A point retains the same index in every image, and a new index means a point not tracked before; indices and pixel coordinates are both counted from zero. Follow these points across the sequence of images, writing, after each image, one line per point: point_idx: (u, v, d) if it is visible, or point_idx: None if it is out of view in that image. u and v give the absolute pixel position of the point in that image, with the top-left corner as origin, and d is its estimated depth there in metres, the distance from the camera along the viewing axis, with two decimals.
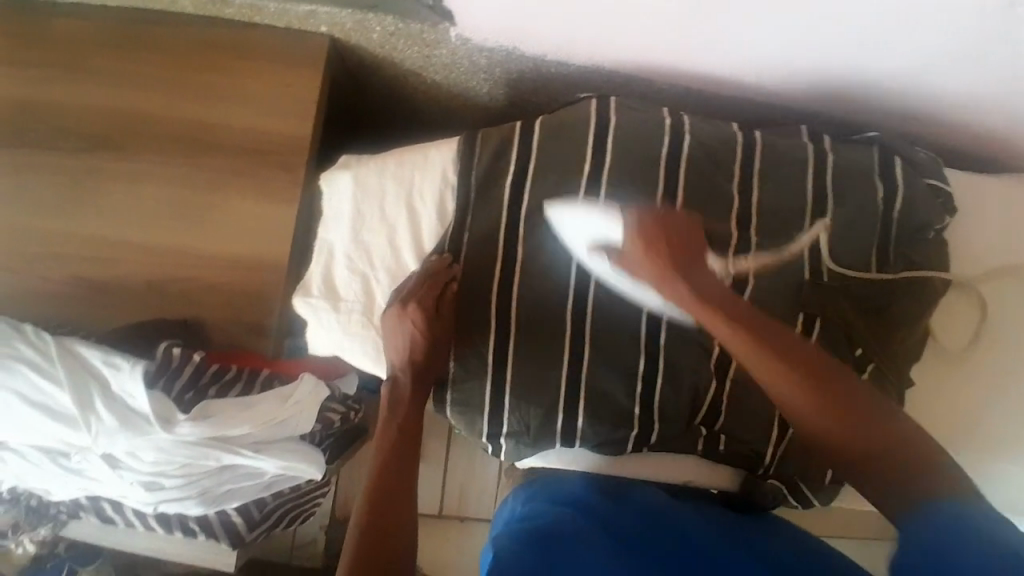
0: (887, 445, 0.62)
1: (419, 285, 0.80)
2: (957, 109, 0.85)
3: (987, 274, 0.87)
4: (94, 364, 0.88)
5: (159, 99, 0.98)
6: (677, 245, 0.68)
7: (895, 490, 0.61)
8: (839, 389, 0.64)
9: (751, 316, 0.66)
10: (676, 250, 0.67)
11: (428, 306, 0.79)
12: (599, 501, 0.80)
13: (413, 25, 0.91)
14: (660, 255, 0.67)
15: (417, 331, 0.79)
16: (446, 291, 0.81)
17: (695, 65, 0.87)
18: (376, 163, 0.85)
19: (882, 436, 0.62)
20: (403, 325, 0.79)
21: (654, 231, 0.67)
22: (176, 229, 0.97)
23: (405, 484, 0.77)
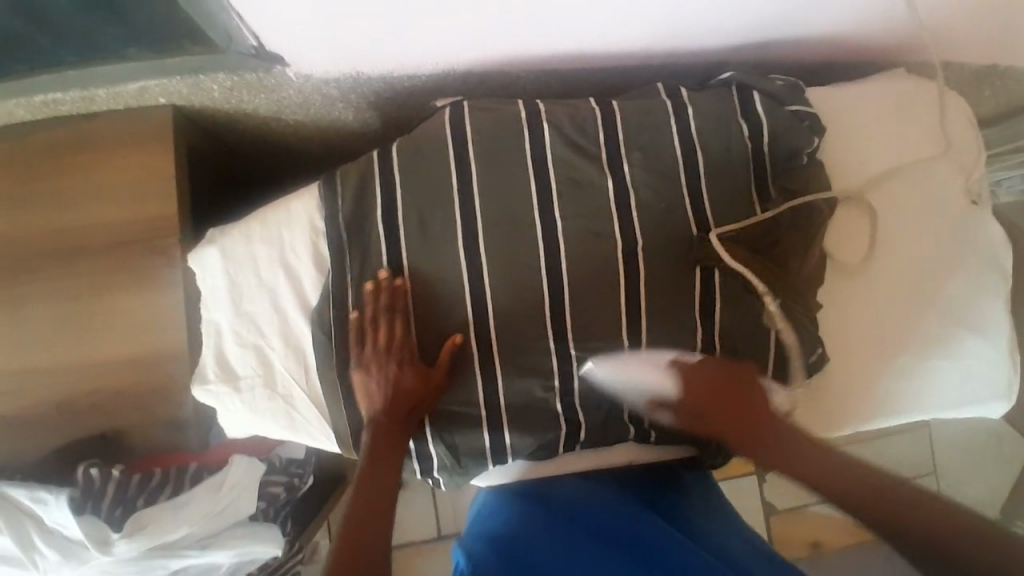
0: (893, 506, 0.65)
1: (379, 323, 0.79)
2: (803, 25, 0.84)
3: (871, 181, 0.88)
4: (22, 503, 0.85)
5: (13, 217, 0.94)
6: (731, 391, 0.77)
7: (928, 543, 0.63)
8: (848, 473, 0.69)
9: (784, 435, 0.75)
10: (730, 385, 0.77)
11: (385, 349, 0.79)
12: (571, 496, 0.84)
13: (248, 76, 0.86)
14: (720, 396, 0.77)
15: (380, 375, 0.79)
16: (406, 336, 0.81)
17: (538, 46, 0.84)
18: (241, 231, 0.83)
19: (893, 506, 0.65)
20: (373, 380, 0.79)
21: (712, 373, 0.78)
22: (67, 344, 0.92)
23: (390, 492, 0.79)
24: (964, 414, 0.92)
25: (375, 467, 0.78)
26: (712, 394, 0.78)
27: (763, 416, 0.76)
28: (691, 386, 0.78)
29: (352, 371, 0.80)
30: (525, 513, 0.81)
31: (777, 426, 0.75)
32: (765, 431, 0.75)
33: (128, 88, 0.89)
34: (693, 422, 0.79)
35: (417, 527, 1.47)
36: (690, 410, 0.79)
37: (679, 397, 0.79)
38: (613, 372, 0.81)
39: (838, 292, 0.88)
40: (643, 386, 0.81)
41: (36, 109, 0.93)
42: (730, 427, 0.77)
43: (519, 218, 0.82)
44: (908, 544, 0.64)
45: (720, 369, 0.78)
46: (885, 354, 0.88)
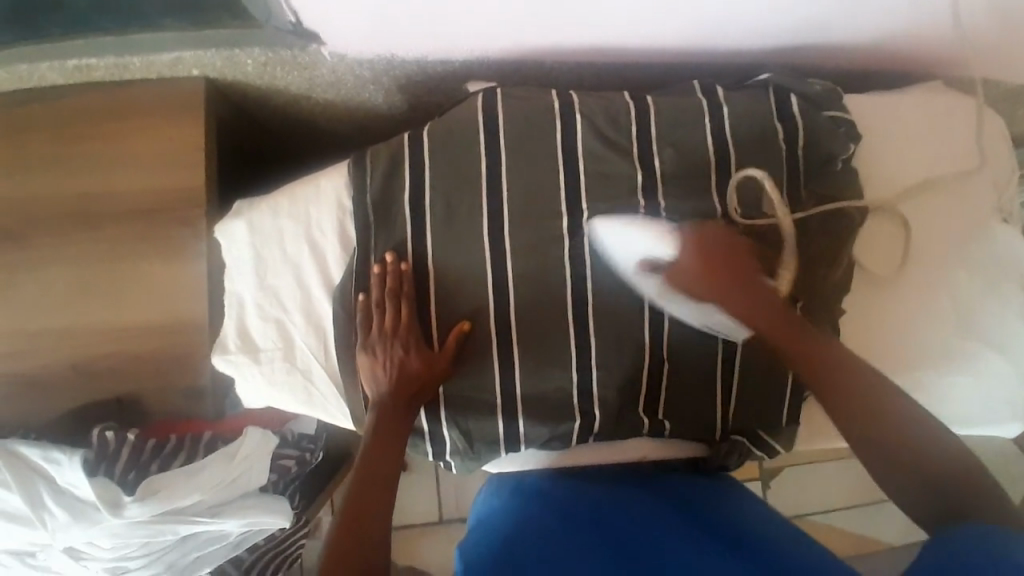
0: (882, 426, 0.67)
1: (388, 306, 0.79)
2: (845, 30, 0.83)
3: (904, 193, 0.87)
4: (37, 462, 0.86)
5: (43, 179, 0.94)
6: (730, 261, 0.73)
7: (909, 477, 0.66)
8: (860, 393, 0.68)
9: (779, 311, 0.72)
10: (730, 258, 0.73)
11: (390, 333, 0.79)
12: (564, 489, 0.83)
13: (283, 52, 0.86)
14: (720, 268, 0.73)
15: (386, 358, 0.79)
16: (412, 321, 0.80)
17: (575, 38, 0.84)
18: (268, 205, 0.83)
19: (883, 416, 0.67)
20: (378, 362, 0.79)
21: (712, 246, 0.73)
22: (89, 308, 0.93)
23: (389, 484, 0.78)
24: (980, 432, 0.91)
25: (376, 456, 0.77)
26: (713, 258, 0.73)
27: (761, 287, 0.73)
28: (692, 246, 0.74)
29: (358, 354, 0.80)
30: (524, 506, 0.81)
31: (773, 301, 0.73)
32: (760, 301, 0.73)
33: (162, 58, 0.89)
34: (685, 286, 0.74)
35: (419, 511, 1.48)
36: (687, 273, 0.74)
37: (680, 260, 0.74)
38: (609, 236, 0.79)
39: (863, 301, 0.87)
40: (640, 247, 0.78)
41: (69, 74, 0.93)
42: (724, 290, 0.73)
43: (545, 208, 0.82)
44: (889, 479, 0.68)
45: (722, 241, 0.74)
46: (907, 367, 0.87)
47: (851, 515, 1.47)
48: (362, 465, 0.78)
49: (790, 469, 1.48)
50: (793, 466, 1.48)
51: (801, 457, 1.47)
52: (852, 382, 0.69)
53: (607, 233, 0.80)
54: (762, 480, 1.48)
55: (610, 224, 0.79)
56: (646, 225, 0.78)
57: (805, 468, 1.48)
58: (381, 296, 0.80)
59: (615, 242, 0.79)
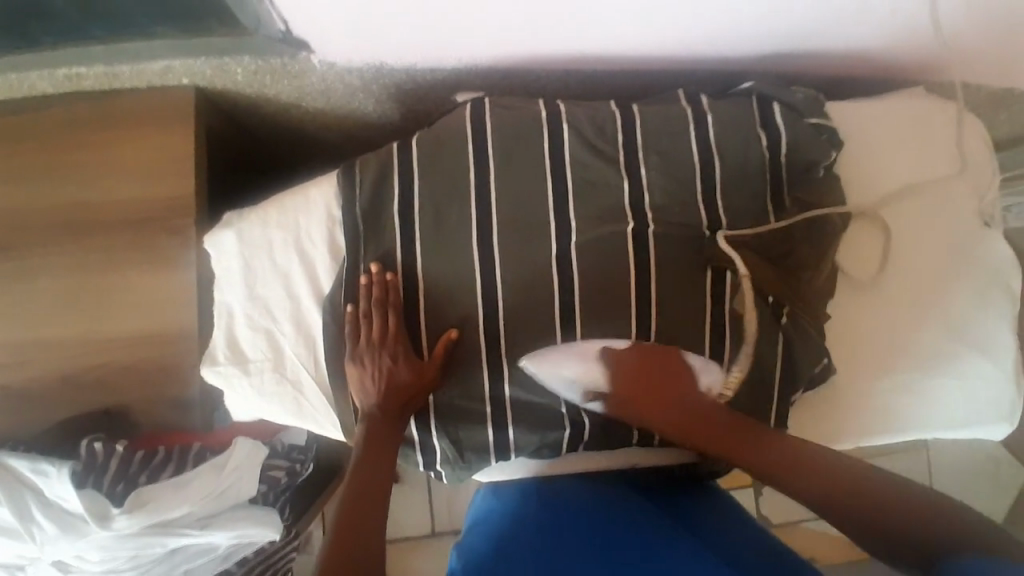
0: (847, 494, 0.67)
1: (376, 315, 0.80)
2: (827, 38, 0.84)
3: (886, 199, 0.88)
4: (24, 474, 0.86)
5: (32, 190, 0.94)
6: (661, 369, 0.79)
7: (894, 540, 0.64)
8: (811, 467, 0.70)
9: (712, 416, 0.77)
10: (656, 374, 0.79)
11: (379, 343, 0.79)
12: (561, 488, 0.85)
13: (273, 61, 0.87)
14: (643, 386, 0.79)
15: (375, 368, 0.79)
16: (400, 330, 0.81)
17: (562, 46, 0.85)
18: (257, 215, 0.84)
19: (844, 485, 0.68)
20: (367, 373, 0.79)
21: (633, 366, 0.79)
22: (77, 318, 0.93)
23: (383, 492, 0.78)
24: (966, 434, 0.92)
25: (369, 464, 0.78)
26: (642, 372, 0.79)
27: (692, 395, 0.79)
28: (619, 367, 0.79)
29: (347, 364, 0.80)
30: (522, 513, 0.82)
31: (705, 406, 0.78)
32: (693, 409, 0.78)
33: (153, 66, 0.89)
34: (626, 408, 0.81)
35: (412, 522, 1.48)
36: (623, 397, 0.80)
37: (610, 387, 0.80)
38: (541, 368, 0.80)
39: (848, 307, 0.88)
40: (573, 375, 0.80)
41: (59, 83, 0.93)
42: (653, 410, 0.80)
43: (534, 216, 0.83)
44: (876, 544, 0.66)
45: (646, 357, 0.79)
46: (892, 371, 0.88)
47: None
48: (355, 476, 0.78)
49: None
50: None
51: None
52: (799, 460, 0.71)
53: (539, 369, 0.80)
54: (754, 485, 1.48)
55: (549, 361, 0.80)
56: (577, 353, 0.80)
57: None
58: (370, 305, 0.80)
59: (552, 377, 0.80)
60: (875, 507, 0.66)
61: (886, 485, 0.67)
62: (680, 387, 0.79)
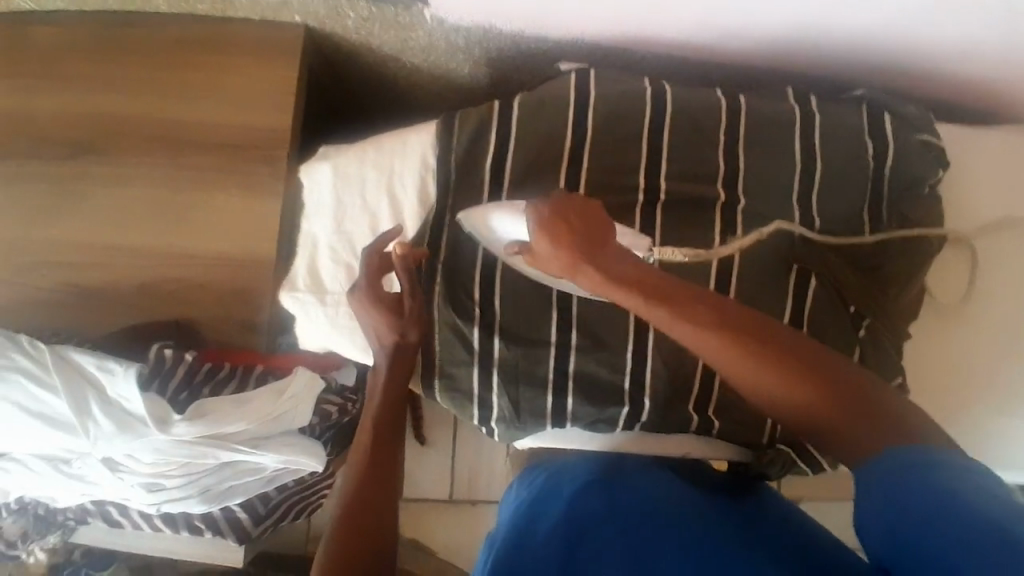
0: (804, 378, 0.56)
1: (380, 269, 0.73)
2: (950, 58, 0.82)
3: (982, 229, 0.86)
4: (89, 371, 0.89)
5: (136, 99, 0.97)
6: (584, 225, 0.58)
7: (848, 435, 0.55)
8: (807, 362, 0.56)
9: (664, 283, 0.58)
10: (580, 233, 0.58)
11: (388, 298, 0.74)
12: (601, 482, 0.77)
13: (387, 8, 0.88)
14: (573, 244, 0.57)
15: (386, 315, 0.74)
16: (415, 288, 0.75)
17: (674, 30, 0.85)
18: (354, 153, 0.85)
19: (807, 357, 0.56)
20: (380, 325, 0.74)
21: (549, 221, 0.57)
22: (161, 230, 0.96)
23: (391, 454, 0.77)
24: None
25: (380, 424, 0.77)
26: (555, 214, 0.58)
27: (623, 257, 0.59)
28: (531, 216, 0.58)
29: (355, 311, 0.74)
30: (557, 500, 0.75)
31: (626, 259, 0.59)
32: (614, 258, 0.59)
33: None
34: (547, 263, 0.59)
35: (431, 487, 1.49)
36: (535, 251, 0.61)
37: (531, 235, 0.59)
38: (477, 221, 0.77)
39: (927, 332, 0.86)
40: (506, 225, 0.72)
41: (175, 3, 0.95)
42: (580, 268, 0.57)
43: (622, 194, 0.83)
44: (852, 451, 0.55)
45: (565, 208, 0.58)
46: (959, 403, 0.86)
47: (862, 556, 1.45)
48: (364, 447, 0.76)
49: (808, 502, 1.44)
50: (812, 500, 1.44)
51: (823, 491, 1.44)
52: (770, 331, 0.56)
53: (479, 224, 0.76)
54: None
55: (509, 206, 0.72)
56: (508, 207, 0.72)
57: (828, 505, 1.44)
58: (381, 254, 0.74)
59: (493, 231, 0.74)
60: (832, 392, 0.55)
61: (866, 380, 0.56)
62: (615, 253, 0.59)
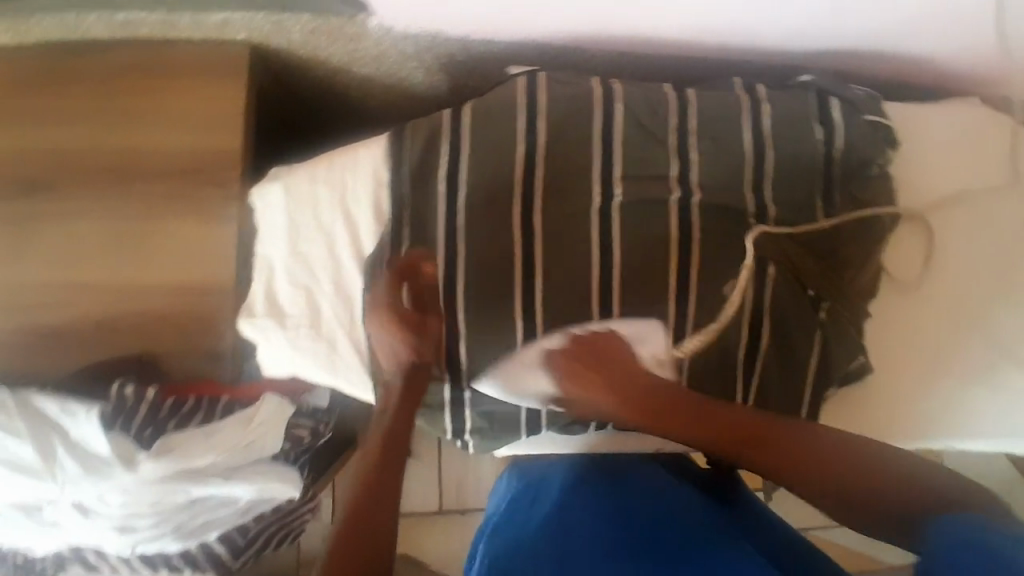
0: (822, 469, 0.68)
1: (391, 283, 0.79)
2: (892, 38, 0.83)
3: (935, 203, 0.87)
4: (52, 415, 0.86)
5: (76, 131, 0.94)
6: (597, 356, 0.76)
7: (878, 513, 0.65)
8: (810, 458, 0.68)
9: (670, 395, 0.75)
10: (599, 367, 0.76)
11: (402, 309, 0.78)
12: (592, 479, 0.79)
13: (332, 20, 0.85)
14: (593, 381, 0.76)
15: (402, 331, 0.78)
16: (425, 300, 0.80)
17: (620, 27, 0.85)
18: (305, 172, 0.83)
19: (818, 455, 0.68)
20: (394, 344, 0.78)
21: (570, 359, 0.76)
22: (114, 264, 0.93)
23: (394, 482, 0.74)
24: (996, 448, 0.90)
25: (389, 441, 0.77)
26: (570, 372, 0.76)
27: (637, 379, 0.76)
28: (555, 360, 0.77)
29: (370, 327, 0.79)
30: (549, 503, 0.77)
31: (648, 386, 0.75)
32: (634, 390, 0.75)
33: (211, 19, 0.87)
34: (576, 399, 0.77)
35: (419, 499, 1.48)
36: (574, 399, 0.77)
37: (558, 378, 0.77)
38: (503, 382, 0.82)
39: (891, 311, 0.87)
40: (529, 388, 0.82)
41: (115, 28, 0.91)
42: (605, 399, 0.76)
43: (580, 196, 0.82)
44: (872, 525, 0.66)
45: (580, 344, 0.77)
46: (924, 376, 0.87)
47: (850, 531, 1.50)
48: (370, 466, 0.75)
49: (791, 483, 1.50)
50: None
51: None
52: (766, 432, 0.71)
53: (502, 388, 0.82)
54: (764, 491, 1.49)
55: (533, 358, 0.80)
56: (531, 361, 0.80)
57: None
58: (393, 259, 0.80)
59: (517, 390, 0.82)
60: (831, 467, 0.67)
61: (872, 461, 0.67)
62: (624, 374, 0.76)
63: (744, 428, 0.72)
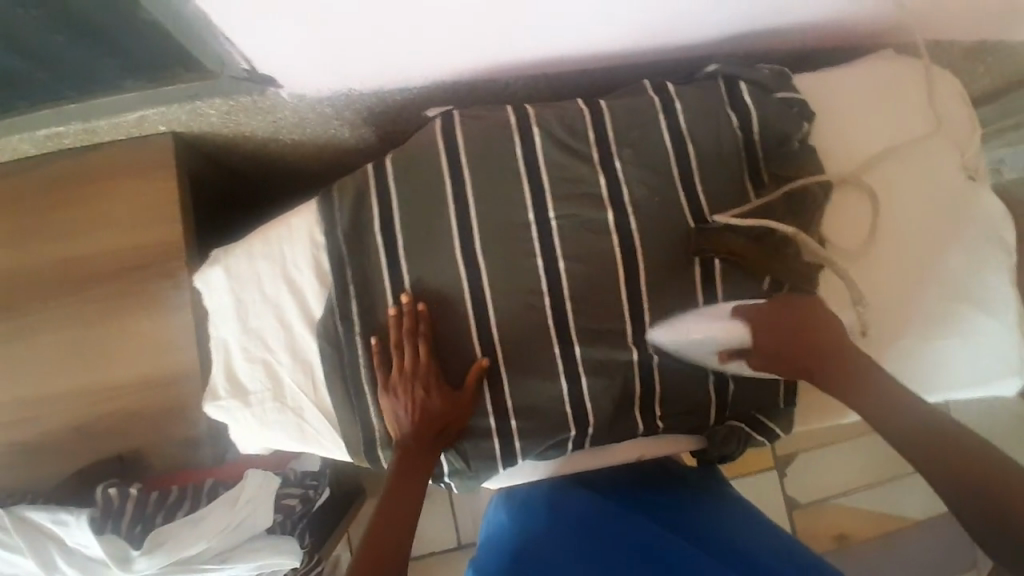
0: (945, 447, 0.67)
1: (417, 345, 0.80)
2: (783, 16, 0.84)
3: (866, 164, 0.88)
4: (47, 527, 0.87)
5: (26, 248, 0.96)
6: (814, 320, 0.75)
7: (990, 507, 0.63)
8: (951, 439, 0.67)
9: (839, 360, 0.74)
10: (802, 328, 0.75)
11: (406, 363, 0.80)
12: (597, 514, 0.85)
13: (245, 99, 0.88)
14: (796, 339, 0.75)
15: (408, 393, 0.80)
16: (429, 358, 0.81)
17: (522, 54, 0.86)
18: (243, 250, 0.85)
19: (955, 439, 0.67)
20: (399, 403, 0.80)
21: (784, 321, 0.75)
22: (82, 368, 0.95)
23: (408, 522, 0.79)
24: (974, 394, 0.91)
25: (401, 493, 0.79)
26: (780, 328, 0.75)
27: (835, 336, 0.75)
28: (765, 323, 0.76)
29: (379, 396, 0.81)
30: (539, 521, 0.86)
31: (835, 347, 0.74)
32: (840, 349, 0.74)
33: (128, 118, 0.90)
34: (773, 365, 0.76)
35: (437, 536, 1.48)
36: (769, 353, 0.76)
37: (753, 341, 0.76)
38: (684, 340, 0.80)
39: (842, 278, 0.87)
40: (710, 338, 0.79)
41: (43, 142, 0.94)
42: (786, 361, 0.76)
43: (514, 223, 0.83)
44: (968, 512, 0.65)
45: (792, 314, 0.76)
46: (890, 335, 0.87)
47: (871, 493, 1.51)
48: (385, 504, 0.79)
49: (805, 455, 1.51)
50: (806, 451, 1.52)
51: (813, 441, 1.51)
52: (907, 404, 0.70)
53: (680, 342, 0.80)
54: (778, 467, 1.51)
55: (722, 317, 0.78)
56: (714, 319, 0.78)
57: (822, 452, 1.52)
58: (394, 312, 0.81)
59: (694, 344, 0.80)
60: (962, 462, 0.65)
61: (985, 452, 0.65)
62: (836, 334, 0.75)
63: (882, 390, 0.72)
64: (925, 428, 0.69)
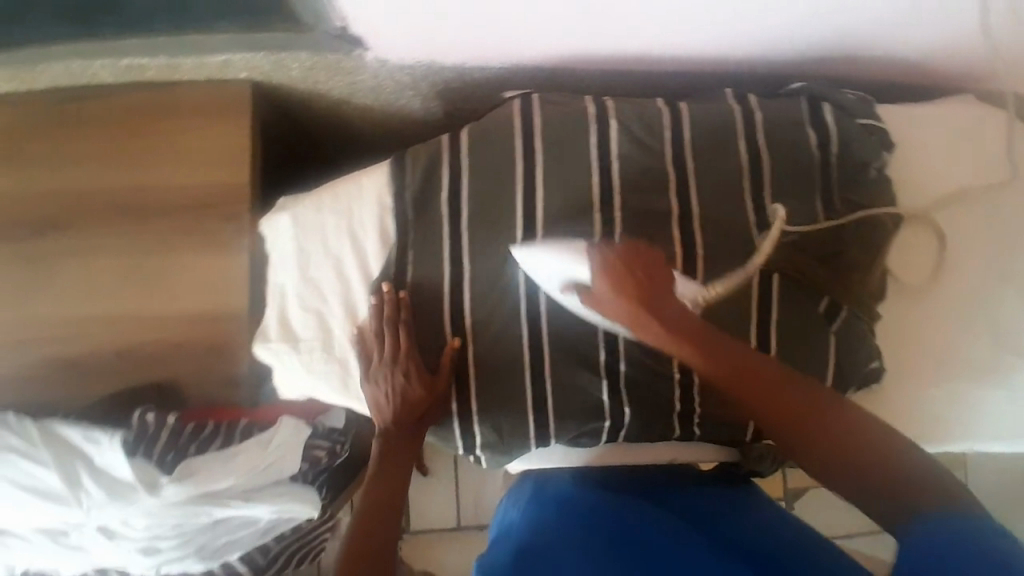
0: (847, 441, 0.60)
1: (393, 333, 0.82)
2: (878, 45, 0.84)
3: (937, 203, 0.87)
4: (78, 444, 0.90)
5: (95, 172, 0.99)
6: (654, 276, 0.69)
7: (899, 502, 0.58)
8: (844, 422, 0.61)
9: (699, 330, 0.68)
10: (645, 282, 0.69)
11: (386, 349, 0.82)
12: (612, 508, 0.83)
13: (329, 58, 0.88)
14: (636, 289, 0.68)
15: (386, 378, 0.82)
16: (409, 346, 0.82)
17: (608, 47, 0.87)
18: (313, 201, 0.87)
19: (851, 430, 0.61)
20: (382, 390, 0.82)
21: (625, 267, 0.69)
22: (133, 294, 0.97)
23: (396, 505, 0.81)
24: (1009, 448, 0.89)
25: (385, 482, 0.83)
26: (629, 274, 0.69)
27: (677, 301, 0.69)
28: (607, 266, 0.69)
29: (362, 385, 0.83)
30: (548, 510, 0.84)
31: (683, 316, 0.68)
32: (682, 317, 0.68)
33: (212, 61, 0.91)
34: (612, 308, 0.70)
35: (437, 514, 1.49)
36: (611, 300, 0.69)
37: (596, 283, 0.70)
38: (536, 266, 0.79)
39: (900, 312, 0.87)
40: (557, 269, 0.76)
41: (120, 71, 0.94)
42: (633, 313, 0.69)
43: (579, 212, 0.83)
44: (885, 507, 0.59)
45: (638, 260, 0.69)
46: (935, 377, 0.86)
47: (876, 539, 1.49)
48: (371, 496, 0.82)
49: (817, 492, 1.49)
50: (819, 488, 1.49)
51: None
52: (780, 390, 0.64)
53: (534, 262, 0.79)
54: (787, 499, 1.48)
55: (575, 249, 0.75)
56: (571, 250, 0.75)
57: None
58: (385, 292, 0.82)
59: (541, 267, 0.78)
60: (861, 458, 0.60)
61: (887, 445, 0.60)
62: (671, 296, 0.70)
63: (751, 364, 0.65)
64: (805, 415, 0.62)
